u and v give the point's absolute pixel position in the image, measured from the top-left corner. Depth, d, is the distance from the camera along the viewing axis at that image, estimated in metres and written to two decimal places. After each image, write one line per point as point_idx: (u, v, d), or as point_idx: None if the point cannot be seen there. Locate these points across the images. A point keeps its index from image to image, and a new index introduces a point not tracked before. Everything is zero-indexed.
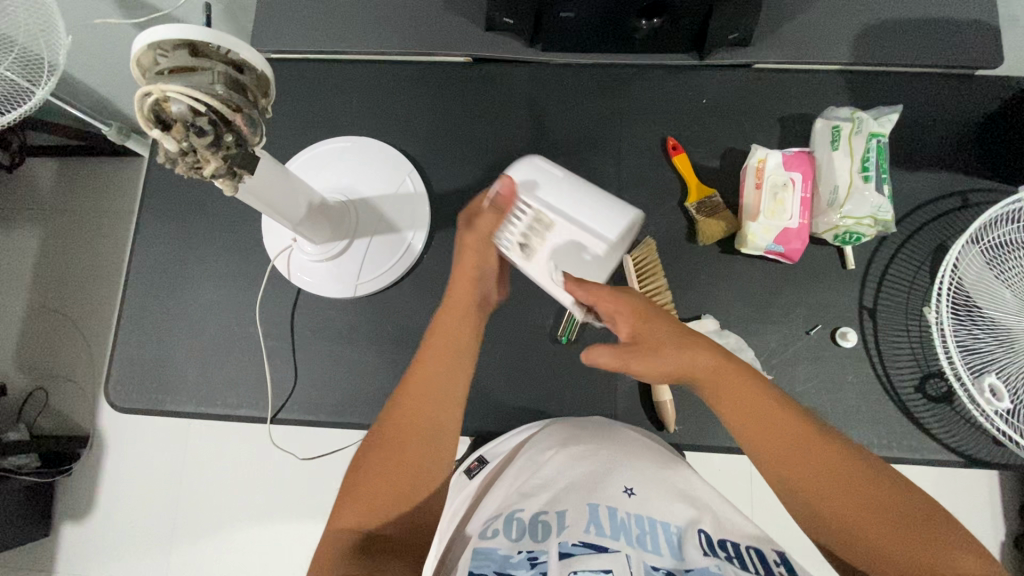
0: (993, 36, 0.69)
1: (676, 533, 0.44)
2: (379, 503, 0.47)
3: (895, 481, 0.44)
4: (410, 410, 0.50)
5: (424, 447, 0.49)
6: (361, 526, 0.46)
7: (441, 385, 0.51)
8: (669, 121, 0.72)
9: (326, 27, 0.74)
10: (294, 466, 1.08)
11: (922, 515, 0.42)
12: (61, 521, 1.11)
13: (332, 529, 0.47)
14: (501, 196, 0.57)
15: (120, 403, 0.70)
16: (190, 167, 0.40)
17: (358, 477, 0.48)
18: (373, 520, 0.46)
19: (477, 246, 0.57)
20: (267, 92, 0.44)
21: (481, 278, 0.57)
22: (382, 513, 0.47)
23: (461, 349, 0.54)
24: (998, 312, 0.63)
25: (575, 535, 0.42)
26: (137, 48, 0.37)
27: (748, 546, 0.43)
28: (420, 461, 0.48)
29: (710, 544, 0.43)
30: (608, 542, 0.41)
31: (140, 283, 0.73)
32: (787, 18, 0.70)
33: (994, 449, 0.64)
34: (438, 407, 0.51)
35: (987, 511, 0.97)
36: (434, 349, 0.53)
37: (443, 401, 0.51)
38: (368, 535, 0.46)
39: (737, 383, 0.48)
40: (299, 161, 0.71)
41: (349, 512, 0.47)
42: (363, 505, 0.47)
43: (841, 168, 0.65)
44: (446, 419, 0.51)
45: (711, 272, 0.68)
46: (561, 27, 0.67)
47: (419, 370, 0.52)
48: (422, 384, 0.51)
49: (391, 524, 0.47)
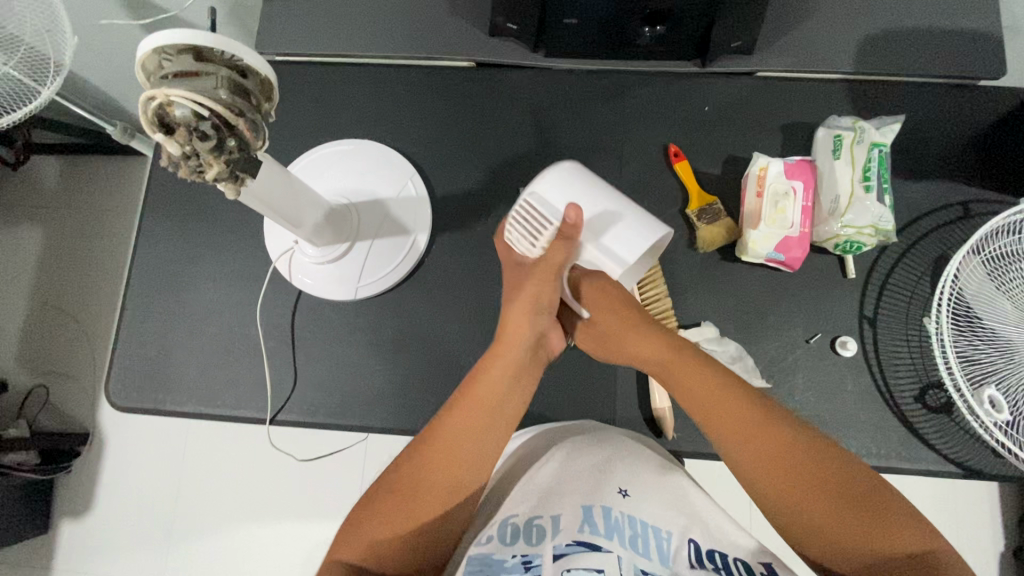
0: (995, 46, 0.70)
1: (667, 538, 0.44)
2: (382, 547, 0.47)
3: (845, 462, 0.45)
4: (434, 457, 0.49)
5: (439, 498, 0.48)
6: (362, 562, 0.46)
7: (474, 439, 0.50)
8: (671, 128, 0.72)
9: (331, 30, 0.74)
10: (293, 466, 1.09)
11: (868, 491, 0.44)
12: (60, 519, 1.11)
13: (331, 558, 0.48)
14: (570, 227, 0.52)
15: (120, 402, 0.70)
16: (192, 170, 0.40)
17: (365, 509, 0.48)
18: (373, 558, 0.46)
19: (546, 281, 0.53)
20: (271, 96, 0.44)
21: (542, 314, 0.54)
22: (384, 553, 0.47)
23: (500, 401, 0.52)
24: (999, 324, 0.63)
25: (568, 536, 0.43)
26: (142, 53, 0.37)
27: (736, 557, 0.43)
28: (429, 512, 0.48)
29: (698, 557, 0.42)
30: (601, 542, 0.43)
31: (142, 283, 0.73)
32: (790, 27, 0.71)
33: (992, 460, 0.64)
34: (463, 463, 0.49)
35: (986, 521, 0.96)
36: (466, 405, 0.51)
37: (470, 458, 0.50)
38: (367, 573, 0.46)
39: (690, 374, 0.51)
40: (301, 163, 0.71)
41: (350, 547, 0.47)
42: (364, 540, 0.47)
43: (843, 177, 0.66)
44: (471, 475, 0.49)
45: (711, 279, 0.68)
46: (565, 34, 0.67)
47: (453, 414, 0.51)
48: (452, 431, 0.50)
49: (391, 567, 0.47)
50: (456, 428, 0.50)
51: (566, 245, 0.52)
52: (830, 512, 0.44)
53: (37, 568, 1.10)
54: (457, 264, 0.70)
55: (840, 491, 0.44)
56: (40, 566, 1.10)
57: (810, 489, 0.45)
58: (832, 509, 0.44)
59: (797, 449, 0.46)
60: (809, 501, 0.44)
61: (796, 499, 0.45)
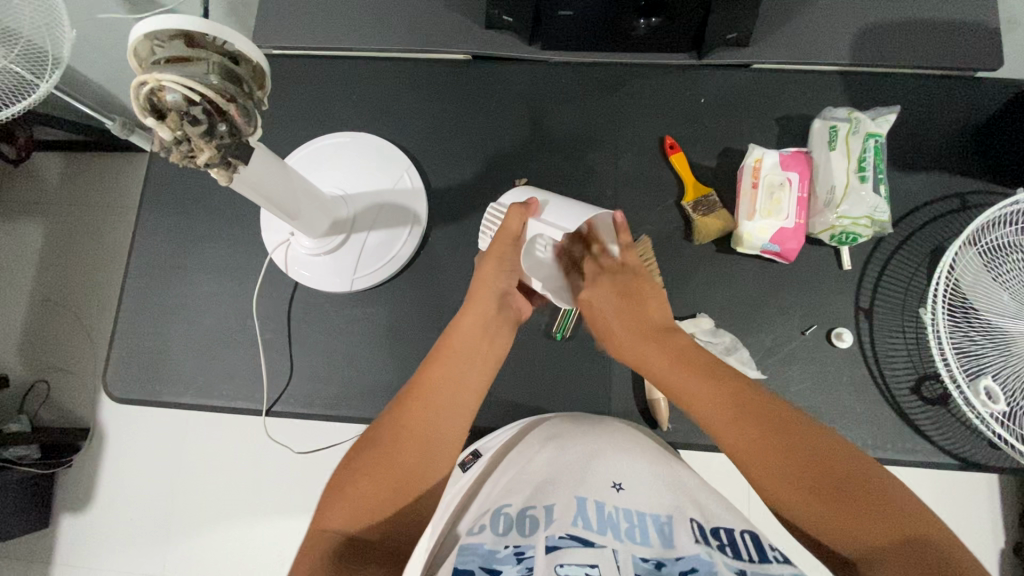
0: (993, 38, 0.69)
1: (665, 523, 0.44)
2: (370, 506, 0.45)
3: (841, 460, 0.43)
4: (412, 408, 0.51)
5: (419, 446, 0.49)
6: (349, 529, 0.44)
7: (453, 381, 0.53)
8: (667, 120, 0.72)
9: (327, 24, 0.75)
10: (291, 460, 1.09)
11: (865, 491, 0.41)
12: (59, 513, 1.12)
13: (316, 532, 0.44)
14: (527, 203, 0.60)
15: (117, 393, 0.70)
16: (184, 155, 0.41)
17: (347, 478, 0.47)
18: (362, 522, 0.44)
19: (503, 247, 0.59)
20: (264, 84, 0.44)
21: (505, 277, 0.59)
22: (371, 514, 0.45)
23: (471, 351, 0.56)
24: (995, 315, 0.63)
25: (562, 528, 0.42)
26: (133, 38, 0.38)
27: (742, 531, 0.43)
28: (415, 460, 0.48)
29: (702, 534, 0.42)
30: (595, 537, 0.41)
31: (139, 275, 0.74)
32: (786, 19, 0.71)
33: (989, 452, 0.64)
34: (443, 408, 0.51)
35: (988, 516, 0.96)
36: (445, 351, 0.55)
37: (448, 404, 0.52)
38: (357, 541, 0.44)
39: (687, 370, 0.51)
40: (297, 156, 0.72)
41: (337, 514, 0.45)
42: (351, 508, 0.45)
43: (838, 168, 0.65)
44: (450, 420, 0.51)
45: (706, 271, 0.68)
46: (560, 27, 0.67)
47: (427, 369, 0.54)
48: (427, 378, 0.53)
49: (382, 529, 0.45)
50: (434, 377, 0.53)
51: (525, 215, 0.59)
52: (802, 491, 0.42)
53: (38, 562, 1.10)
54: (452, 256, 0.70)
55: (824, 463, 0.42)
56: (40, 560, 1.10)
57: (792, 462, 0.43)
58: (821, 498, 0.41)
59: (768, 426, 0.45)
60: (793, 481, 0.43)
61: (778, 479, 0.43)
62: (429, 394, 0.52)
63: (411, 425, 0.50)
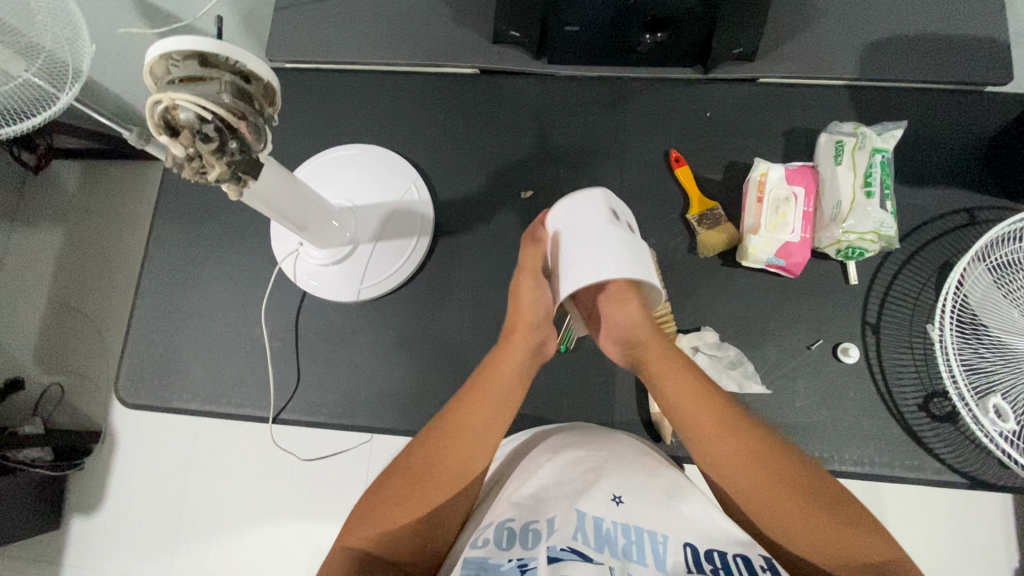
0: (1003, 52, 0.69)
1: (662, 542, 0.43)
2: (393, 529, 0.48)
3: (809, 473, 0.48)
4: (443, 438, 0.52)
5: (446, 473, 0.51)
6: (373, 547, 0.47)
7: (485, 417, 0.53)
8: (673, 133, 0.73)
9: (338, 37, 0.76)
10: (298, 466, 1.10)
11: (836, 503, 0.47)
12: (71, 515, 1.13)
13: (343, 546, 0.48)
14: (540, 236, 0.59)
15: (128, 398, 0.71)
16: (196, 171, 0.42)
17: (375, 498, 0.50)
18: (382, 541, 0.47)
19: (529, 283, 0.58)
20: (274, 102, 0.45)
21: (535, 322, 0.58)
22: (392, 535, 0.48)
23: (502, 389, 0.55)
24: (1005, 332, 0.62)
25: (563, 540, 0.43)
26: (148, 59, 0.39)
27: (735, 554, 0.43)
28: (438, 489, 0.50)
29: (696, 561, 0.42)
30: (593, 554, 0.42)
31: (152, 283, 0.75)
32: (793, 32, 0.71)
33: (998, 470, 0.63)
34: (474, 444, 0.52)
35: (1000, 535, 0.94)
36: (477, 383, 0.55)
37: (480, 439, 0.53)
38: (379, 558, 0.47)
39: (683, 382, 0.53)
40: (307, 168, 0.73)
41: (363, 532, 0.48)
42: (376, 527, 0.48)
43: (845, 183, 0.65)
44: (479, 454, 0.52)
45: (711, 284, 0.69)
46: (567, 41, 0.68)
47: (460, 399, 0.54)
48: (458, 412, 0.53)
49: (400, 549, 0.47)
50: (465, 411, 0.53)
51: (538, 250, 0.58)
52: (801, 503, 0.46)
53: (48, 563, 1.12)
54: (459, 266, 0.71)
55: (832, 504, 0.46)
56: (50, 561, 1.12)
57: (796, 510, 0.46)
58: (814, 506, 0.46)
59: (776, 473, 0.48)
60: (790, 518, 0.46)
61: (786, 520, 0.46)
62: (462, 427, 0.53)
63: (439, 455, 0.51)
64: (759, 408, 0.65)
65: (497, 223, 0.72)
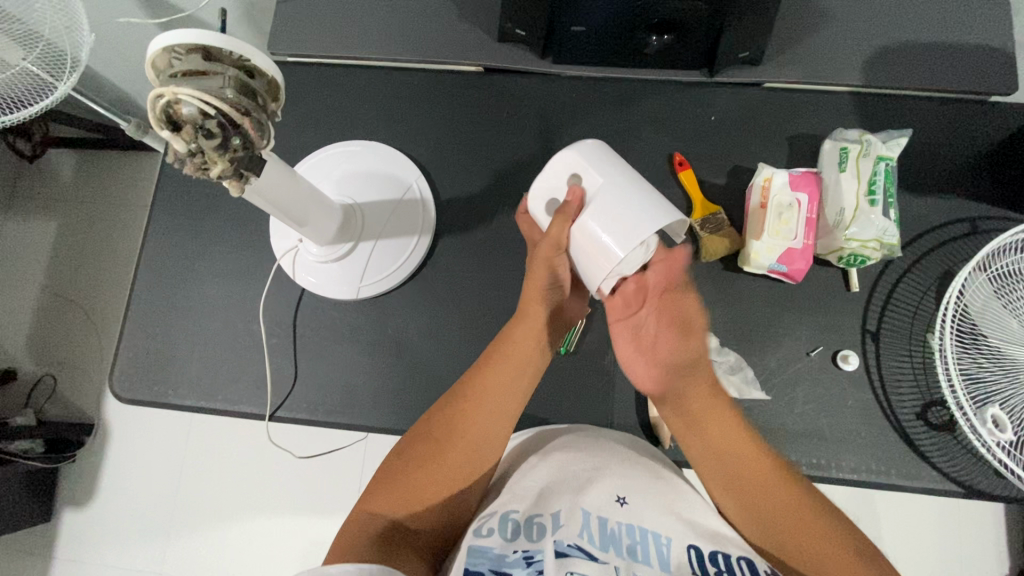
0: (1009, 62, 0.69)
1: (666, 543, 0.43)
2: (417, 498, 0.47)
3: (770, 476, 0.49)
4: (467, 407, 0.51)
5: (470, 443, 0.50)
6: (396, 516, 0.46)
7: (509, 388, 0.53)
8: (677, 136, 0.72)
9: (339, 31, 0.75)
10: (292, 461, 1.09)
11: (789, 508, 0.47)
12: (61, 508, 1.13)
13: (361, 513, 0.47)
14: (565, 204, 0.51)
15: (123, 393, 0.71)
16: (198, 167, 0.41)
17: (396, 465, 0.49)
18: (407, 513, 0.47)
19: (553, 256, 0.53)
20: (278, 97, 0.45)
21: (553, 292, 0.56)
22: (416, 507, 0.47)
23: (525, 358, 0.55)
24: (1004, 343, 0.62)
25: (569, 537, 0.43)
26: (151, 51, 0.38)
27: (738, 556, 0.43)
28: (463, 460, 0.50)
29: (700, 564, 0.42)
30: (599, 554, 0.42)
31: (149, 277, 0.74)
32: (800, 37, 0.70)
33: (994, 480, 0.63)
34: (495, 419, 0.52)
35: (992, 542, 0.95)
36: (501, 353, 0.54)
37: (500, 410, 0.52)
38: (400, 527, 0.46)
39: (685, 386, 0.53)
40: (307, 163, 0.72)
41: (385, 501, 0.47)
42: (399, 497, 0.47)
43: (848, 191, 0.65)
44: (501, 428, 0.52)
45: (712, 289, 0.68)
46: (573, 40, 0.67)
47: (485, 368, 0.53)
48: (481, 379, 0.53)
49: (425, 522, 0.47)
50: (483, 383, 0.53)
51: (569, 223, 0.51)
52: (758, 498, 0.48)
53: (40, 555, 1.11)
54: (459, 266, 0.71)
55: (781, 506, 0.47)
56: (41, 553, 1.11)
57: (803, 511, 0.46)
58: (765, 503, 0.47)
59: (772, 489, 0.48)
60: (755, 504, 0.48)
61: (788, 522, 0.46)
62: (476, 398, 0.52)
63: (463, 421, 0.51)
64: (757, 414, 0.65)
65: (497, 223, 0.72)
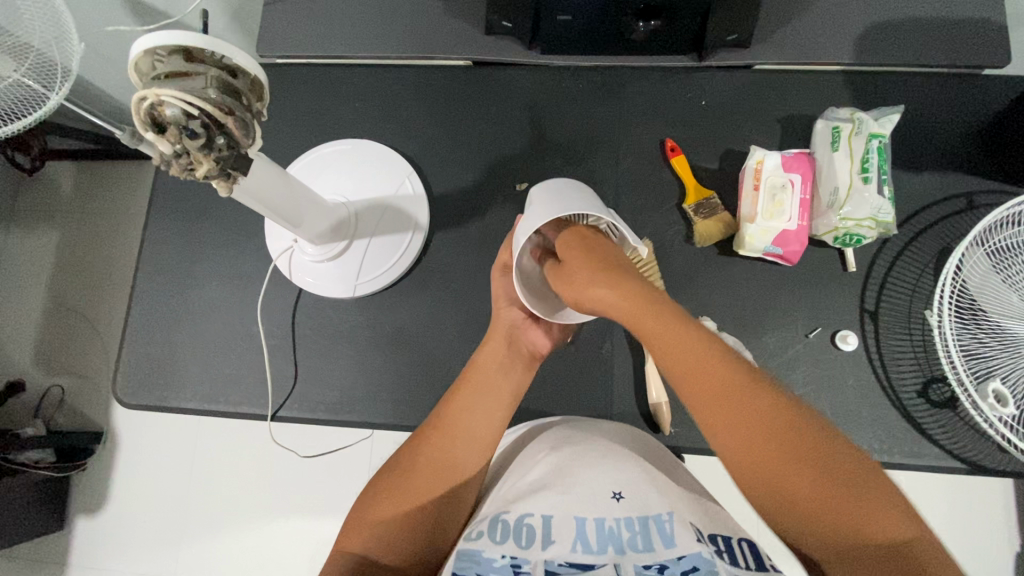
0: (1000, 34, 0.68)
1: (666, 520, 0.44)
2: (385, 533, 0.49)
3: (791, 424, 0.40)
4: (432, 441, 0.54)
5: (437, 474, 0.52)
6: (369, 551, 0.48)
7: (475, 417, 0.55)
8: (668, 122, 0.72)
9: (326, 30, 0.75)
10: (298, 461, 1.10)
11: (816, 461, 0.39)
12: (74, 516, 1.14)
13: (339, 552, 0.49)
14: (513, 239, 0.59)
15: (127, 399, 0.71)
16: (184, 168, 0.42)
17: (369, 500, 0.52)
18: (377, 548, 0.48)
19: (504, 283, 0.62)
20: (262, 96, 0.45)
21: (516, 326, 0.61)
22: (385, 541, 0.49)
23: (490, 387, 0.57)
24: (1003, 318, 0.62)
25: (561, 554, 0.42)
26: (134, 54, 0.39)
27: (741, 538, 0.43)
28: (430, 490, 0.51)
29: (702, 534, 0.43)
30: (595, 559, 0.42)
31: (147, 283, 0.75)
32: (787, 17, 0.70)
33: (998, 456, 0.63)
34: (461, 448, 0.54)
35: (1002, 519, 0.94)
36: (467, 386, 0.57)
37: (466, 441, 0.54)
38: (373, 562, 0.48)
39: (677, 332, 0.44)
40: (299, 164, 0.72)
41: (356, 537, 0.49)
42: (369, 532, 0.49)
43: (841, 169, 0.65)
44: (468, 458, 0.54)
45: (708, 274, 0.68)
46: (560, 29, 0.67)
47: (449, 401, 0.56)
48: (447, 413, 0.55)
49: (396, 554, 0.48)
50: (453, 414, 0.55)
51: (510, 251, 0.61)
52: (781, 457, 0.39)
53: (54, 563, 1.13)
54: (455, 260, 0.71)
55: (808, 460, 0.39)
56: (56, 562, 1.13)
57: (842, 506, 0.37)
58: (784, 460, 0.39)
59: (795, 440, 0.39)
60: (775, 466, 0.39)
61: (807, 520, 0.38)
62: (447, 429, 0.54)
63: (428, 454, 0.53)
64: None
65: (491, 215, 0.72)
